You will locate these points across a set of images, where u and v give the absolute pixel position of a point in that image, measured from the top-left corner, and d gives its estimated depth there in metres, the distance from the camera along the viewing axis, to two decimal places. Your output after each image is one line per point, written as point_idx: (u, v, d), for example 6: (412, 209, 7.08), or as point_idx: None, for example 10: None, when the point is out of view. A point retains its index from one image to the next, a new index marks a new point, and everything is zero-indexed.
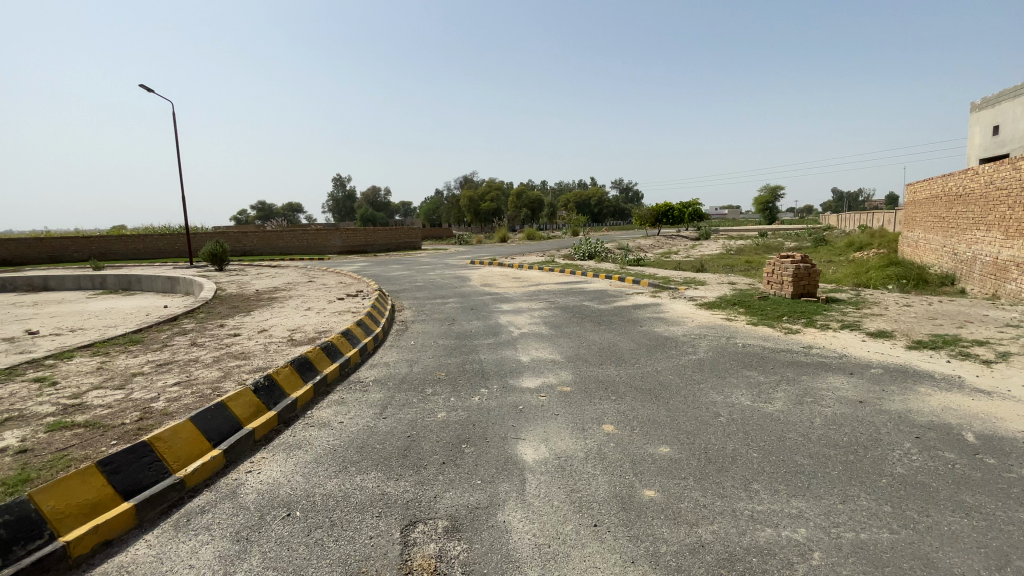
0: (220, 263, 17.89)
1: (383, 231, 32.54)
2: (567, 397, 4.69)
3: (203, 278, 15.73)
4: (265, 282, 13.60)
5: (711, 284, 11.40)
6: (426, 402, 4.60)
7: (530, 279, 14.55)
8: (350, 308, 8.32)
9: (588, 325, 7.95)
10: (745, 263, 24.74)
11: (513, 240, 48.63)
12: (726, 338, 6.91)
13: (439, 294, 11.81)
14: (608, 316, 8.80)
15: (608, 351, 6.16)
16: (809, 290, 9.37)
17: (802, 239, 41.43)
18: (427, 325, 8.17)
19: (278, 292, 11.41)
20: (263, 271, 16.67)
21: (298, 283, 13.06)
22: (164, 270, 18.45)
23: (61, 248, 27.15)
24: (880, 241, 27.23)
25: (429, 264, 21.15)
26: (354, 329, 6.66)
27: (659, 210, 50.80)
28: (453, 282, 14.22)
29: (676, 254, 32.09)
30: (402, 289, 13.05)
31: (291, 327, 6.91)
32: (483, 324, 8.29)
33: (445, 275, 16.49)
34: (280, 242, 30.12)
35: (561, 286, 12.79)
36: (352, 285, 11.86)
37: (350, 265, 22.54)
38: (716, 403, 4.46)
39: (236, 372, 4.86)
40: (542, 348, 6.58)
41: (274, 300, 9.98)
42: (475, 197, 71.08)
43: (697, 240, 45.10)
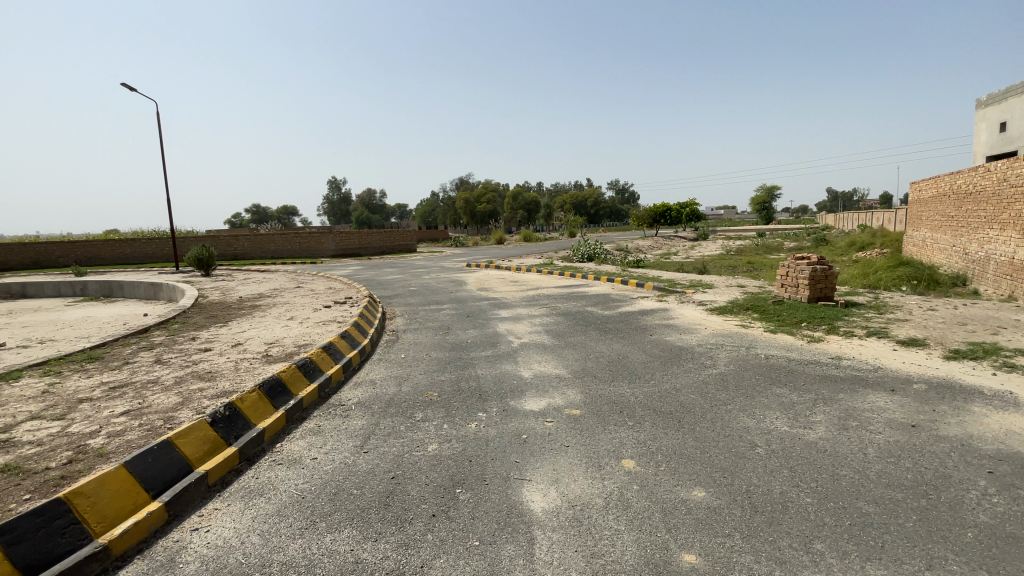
0: (206, 268, 17.20)
1: (377, 233, 31.87)
2: (577, 423, 4.08)
3: (187, 284, 15.05)
4: (251, 288, 12.94)
5: (719, 287, 10.83)
6: (415, 431, 3.98)
7: (529, 283, 13.96)
8: (336, 317, 7.69)
9: (593, 333, 7.36)
10: (746, 264, 24.25)
11: (510, 242, 48.02)
12: (746, 348, 6.32)
13: (433, 300, 11.20)
14: (614, 323, 8.20)
15: (619, 366, 5.55)
16: (826, 294, 8.80)
17: (801, 239, 41.02)
18: (419, 335, 7.55)
19: (262, 298, 10.77)
20: (250, 276, 16.00)
21: (285, 288, 12.42)
22: (148, 276, 17.74)
23: (46, 254, 26.37)
24: (883, 240, 26.76)
25: (424, 267, 20.53)
26: (338, 341, 6.04)
27: (656, 211, 50.33)
28: (448, 287, 13.61)
29: (675, 255, 31.57)
30: (394, 295, 12.42)
31: (268, 340, 6.28)
32: (480, 333, 7.67)
33: (440, 279, 15.88)
34: (271, 246, 29.42)
35: (562, 289, 12.20)
36: (341, 291, 11.23)
37: (342, 268, 21.88)
38: (750, 431, 3.85)
39: (197, 398, 4.23)
40: (545, 361, 5.98)
41: (256, 308, 9.35)
42: (471, 198, 70.48)
43: (695, 241, 44.61)
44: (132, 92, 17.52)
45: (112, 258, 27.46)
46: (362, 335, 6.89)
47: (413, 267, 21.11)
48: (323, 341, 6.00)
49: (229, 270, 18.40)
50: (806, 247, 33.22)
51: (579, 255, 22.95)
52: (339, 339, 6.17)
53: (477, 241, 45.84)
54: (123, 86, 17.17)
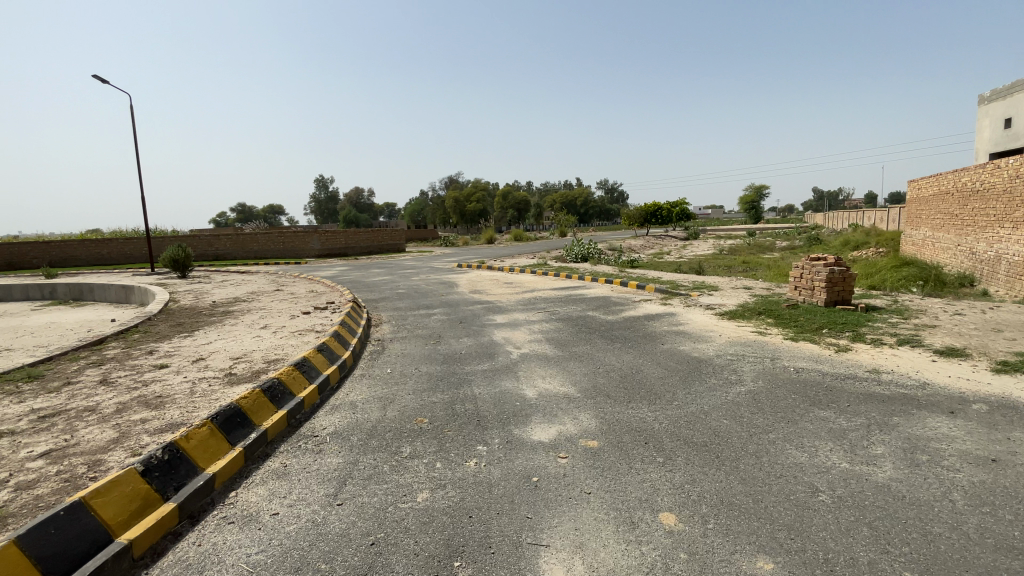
0: (182, 270, 16.30)
1: (364, 233, 30.97)
2: (596, 460, 3.41)
3: (160, 287, 14.15)
4: (228, 292, 12.11)
5: (727, 290, 10.25)
6: (402, 473, 3.28)
7: (524, 284, 13.27)
8: (315, 325, 6.95)
9: (599, 341, 6.72)
10: (743, 264, 23.81)
11: (501, 242, 47.31)
12: (770, 360, 5.72)
13: (422, 304, 10.47)
14: (620, 329, 7.55)
15: (635, 383, 4.89)
16: (844, 297, 8.23)
17: (794, 238, 40.88)
18: (408, 345, 6.84)
19: (237, 303, 9.98)
20: (229, 278, 15.14)
21: (264, 292, 11.61)
22: (121, 277, 16.76)
23: (16, 254, 25.20)
24: (879, 240, 26.50)
25: (413, 268, 19.76)
26: (314, 356, 5.30)
27: (648, 210, 49.94)
28: (439, 289, 12.89)
29: (669, 254, 31.19)
30: (382, 298, 11.68)
31: (235, 354, 5.54)
32: (474, 342, 6.97)
33: (431, 280, 15.14)
34: (254, 246, 28.44)
35: (560, 292, 11.54)
36: (323, 295, 10.47)
37: (327, 269, 21.02)
38: (805, 470, 3.26)
39: (136, 434, 3.48)
40: (550, 376, 5.29)
41: (229, 314, 8.57)
42: (461, 198, 69.61)
43: (687, 240, 44.27)
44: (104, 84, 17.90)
45: (86, 259, 26.34)
46: (343, 347, 6.16)
47: (401, 268, 20.32)
48: (297, 356, 5.25)
49: (207, 271, 17.50)
50: (800, 246, 32.95)
51: (573, 255, 22.32)
52: (315, 352, 5.43)
53: (467, 241, 45.05)
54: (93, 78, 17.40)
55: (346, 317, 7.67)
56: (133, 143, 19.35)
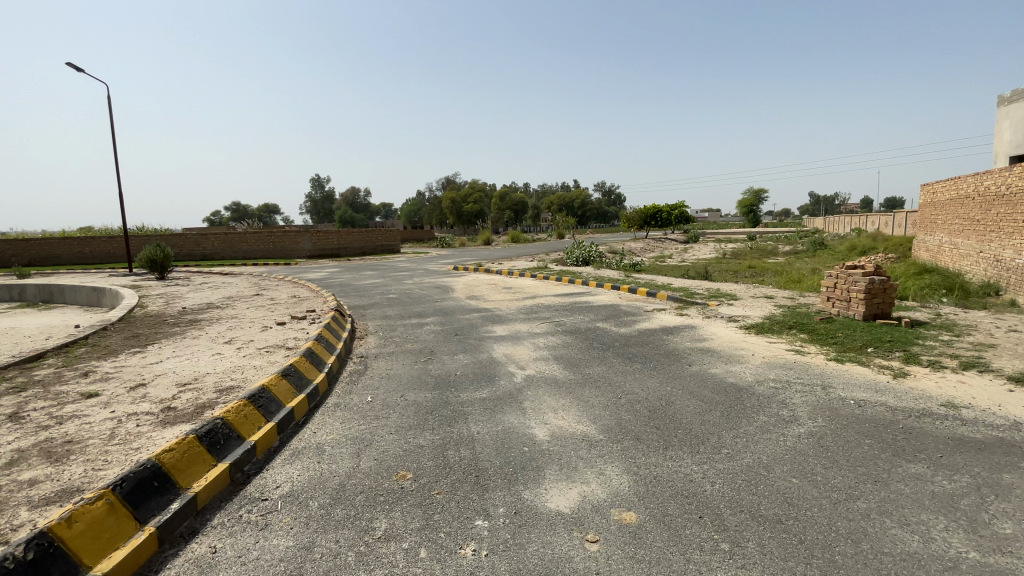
0: (160, 271, 15.32)
1: (357, 233, 29.96)
2: (639, 546, 2.51)
3: (133, 289, 13.17)
4: (203, 295, 11.15)
5: (748, 299, 9.37)
6: (373, 567, 2.37)
7: (525, 290, 12.36)
8: (287, 339, 6.02)
9: (615, 360, 5.81)
10: (749, 268, 23.02)
11: (497, 243, 46.43)
12: (822, 389, 4.83)
13: (413, 311, 9.55)
14: (637, 344, 6.65)
15: (669, 421, 4.00)
16: (884, 310, 7.38)
17: (796, 242, 40.16)
18: (394, 363, 5.90)
19: (209, 309, 9.02)
20: (209, 281, 14.17)
21: (242, 296, 10.66)
22: (95, 277, 15.77)
23: None
24: (887, 245, 25.75)
25: (407, 270, 18.83)
26: (276, 384, 4.37)
27: (648, 212, 49.16)
28: (432, 294, 11.96)
29: (670, 258, 30.42)
30: (370, 303, 10.77)
31: (183, 379, 4.60)
32: (471, 360, 6.03)
33: (424, 284, 14.22)
34: (243, 246, 27.45)
35: (564, 299, 10.63)
36: (305, 301, 9.53)
37: (317, 271, 20.05)
38: (927, 565, 2.39)
39: (11, 509, 2.56)
40: (563, 408, 4.39)
41: (195, 323, 7.62)
42: (457, 198, 68.67)
43: (687, 243, 43.47)
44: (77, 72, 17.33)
45: (67, 257, 25.33)
46: (317, 367, 5.23)
47: (394, 270, 19.36)
48: (254, 384, 4.32)
49: (188, 273, 16.52)
50: (805, 250, 32.16)
51: (573, 259, 21.40)
52: (277, 379, 4.49)
53: (463, 242, 44.11)
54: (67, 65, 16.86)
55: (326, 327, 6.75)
56: (111, 136, 18.36)
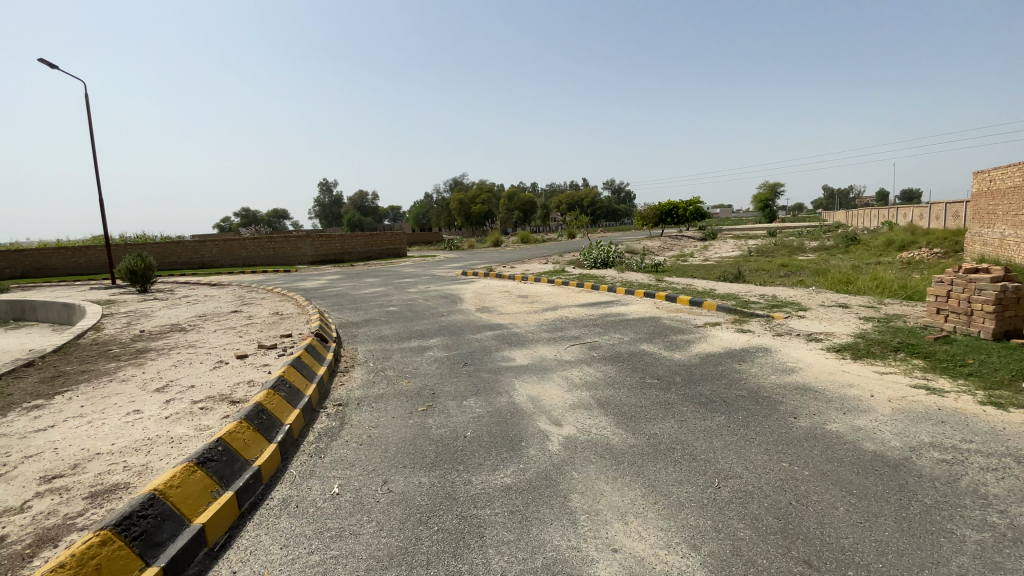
0: (141, 283, 13.97)
1: (361, 236, 28.57)
2: None
3: (106, 305, 11.79)
4: (176, 312, 9.69)
5: (821, 309, 7.67)
6: None
7: (545, 298, 10.76)
8: (237, 384, 4.47)
9: (686, 408, 4.20)
10: (782, 266, 21.16)
11: (507, 244, 44.90)
12: (1021, 468, 3.17)
13: (412, 330, 7.99)
14: (705, 378, 5.00)
15: (826, 553, 2.38)
16: (1018, 327, 5.71)
17: (822, 237, 38.08)
18: (382, 416, 4.32)
19: (170, 332, 7.54)
20: (192, 293, 12.76)
21: (218, 312, 9.18)
22: (73, 291, 14.46)
23: None
24: (930, 238, 23.78)
25: (412, 276, 17.30)
26: (180, 487, 2.68)
27: (662, 209, 47.26)
28: (438, 306, 10.39)
29: (691, 256, 28.67)
30: (366, 319, 9.23)
31: (54, 468, 3.07)
32: (486, 407, 4.43)
33: (430, 293, 12.68)
34: (242, 252, 26.22)
35: (592, 310, 9.00)
36: (287, 320, 8.01)
37: (315, 278, 18.64)
38: None
39: None
40: (636, 509, 2.78)
41: (142, 353, 6.14)
42: (465, 199, 67.31)
43: (705, 241, 41.59)
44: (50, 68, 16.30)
45: (61, 268, 24.38)
46: (265, 434, 3.56)
47: (397, 276, 17.82)
48: (142, 491, 2.63)
49: (174, 284, 15.17)
50: (835, 245, 30.19)
51: (591, 260, 19.72)
52: (187, 472, 2.81)
53: (472, 243, 42.67)
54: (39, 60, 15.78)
55: (296, 360, 5.09)
56: (91, 138, 17.05)
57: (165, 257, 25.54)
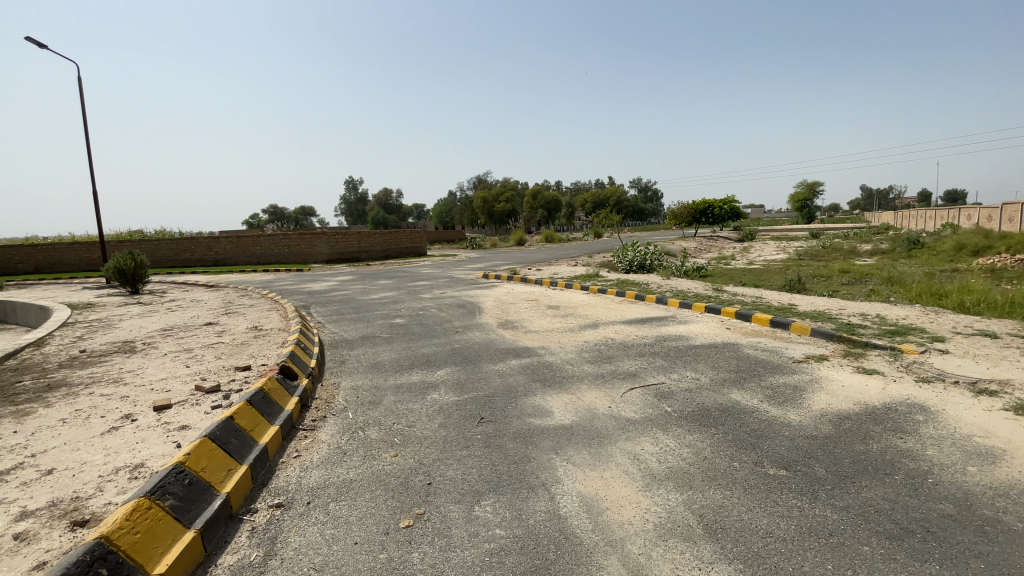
0: (131, 283, 12.67)
1: (380, 234, 27.20)
2: None
3: (83, 308, 10.49)
4: (145, 322, 8.22)
5: (966, 341, 5.64)
6: None
7: (581, 310, 8.93)
8: (107, 482, 2.78)
9: (871, 554, 2.37)
10: (843, 273, 18.76)
11: (532, 244, 43.25)
12: None
13: (417, 354, 6.28)
14: (863, 475, 3.10)
15: None
16: None
17: (873, 240, 35.05)
18: (339, 536, 2.59)
19: (115, 352, 5.99)
20: (180, 297, 11.38)
21: (189, 324, 7.64)
22: (63, 290, 13.32)
23: (4, 259, 23.17)
24: (1010, 242, 20.96)
25: (429, 279, 15.66)
26: None
27: (696, 207, 44.71)
28: (452, 318, 8.66)
29: (732, 258, 26.33)
30: (365, 334, 7.57)
31: None
32: (511, 525, 2.65)
33: (446, 300, 10.99)
34: (256, 249, 25.16)
35: (644, 331, 7.14)
36: (260, 338, 6.38)
37: (325, 279, 17.23)
38: None
39: None
40: None
41: (49, 390, 4.57)
42: (488, 197, 65.92)
43: (743, 242, 39.07)
44: (41, 47, 15.43)
45: (75, 262, 23.82)
46: None
47: (412, 278, 16.20)
48: None
49: (169, 284, 13.88)
50: (894, 249, 27.39)
51: (627, 262, 17.77)
52: None
53: (494, 242, 41.14)
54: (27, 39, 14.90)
55: (225, 424, 3.35)
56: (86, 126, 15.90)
57: (179, 254, 24.72)
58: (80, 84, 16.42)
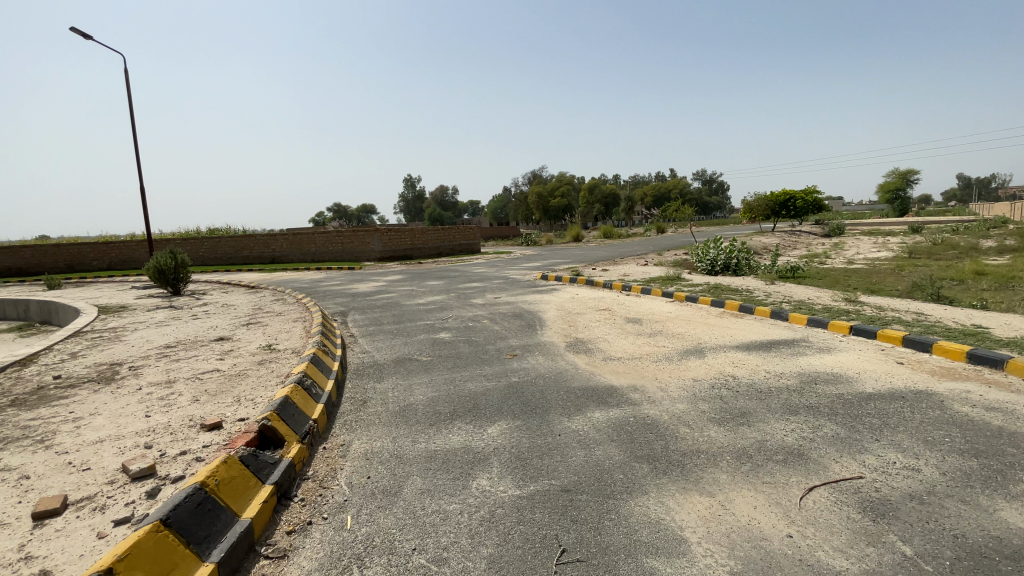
0: (170, 283, 11.93)
1: (434, 231, 26.13)
2: None
3: (113, 311, 9.69)
4: (159, 331, 7.14)
5: None
6: None
7: (674, 327, 7.02)
8: None
9: None
10: (979, 276, 15.48)
11: (590, 240, 41.05)
12: None
13: (463, 393, 4.60)
14: None
15: None
16: None
17: (995, 235, 30.06)
18: None
19: (91, 380, 4.78)
20: (216, 300, 10.44)
21: (199, 339, 6.43)
22: (109, 290, 12.87)
23: (80, 256, 24.02)
24: None
25: (483, 280, 14.13)
26: None
27: (775, 199, 40.72)
28: (509, 333, 6.95)
29: (825, 257, 23.09)
30: (402, 355, 6.03)
31: None
32: None
33: (502, 307, 9.37)
34: (310, 247, 24.70)
35: (777, 367, 5.12)
36: (264, 364, 4.94)
37: (374, 279, 16.15)
38: None
39: None
40: None
41: None
42: (545, 192, 64.10)
43: (831, 238, 34.96)
44: (88, 40, 15.13)
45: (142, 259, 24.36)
46: None
47: (465, 279, 14.74)
48: None
49: (212, 285, 13.14)
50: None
51: (708, 262, 15.48)
52: None
53: (552, 238, 39.32)
54: (73, 31, 14.64)
55: None
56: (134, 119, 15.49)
57: (238, 251, 24.80)
58: (128, 77, 16.01)
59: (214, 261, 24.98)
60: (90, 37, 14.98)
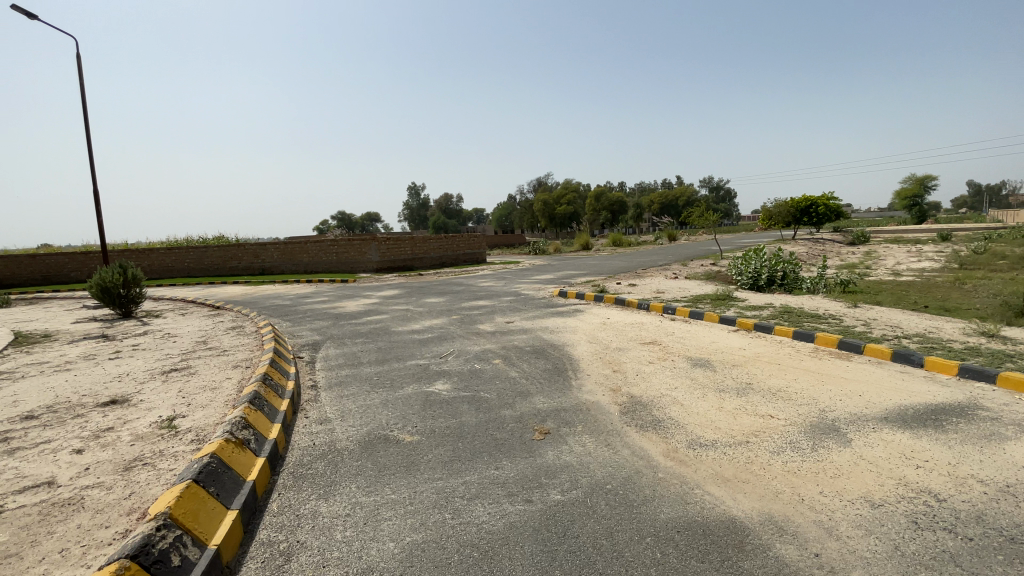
0: (118, 304, 10.01)
1: (436, 240, 24.23)
2: None
3: (27, 342, 7.73)
4: (46, 382, 5.19)
5: None
6: None
7: (763, 377, 4.97)
8: None
9: None
10: None
11: (601, 248, 38.98)
12: None
13: (469, 536, 2.51)
14: None
15: None
16: None
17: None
18: None
19: None
20: (163, 326, 8.48)
21: (85, 398, 4.46)
22: (52, 311, 10.96)
23: (57, 267, 22.27)
24: None
25: (492, 297, 12.12)
26: None
27: (796, 205, 38.54)
28: (532, 386, 4.92)
29: (867, 267, 20.96)
30: (376, 428, 3.96)
31: None
32: None
33: (518, 337, 7.36)
34: (303, 257, 22.81)
35: (991, 477, 3.04)
36: (128, 473, 2.93)
37: (366, 295, 14.20)
38: None
39: None
40: None
41: None
42: (550, 198, 62.26)
43: (859, 246, 32.73)
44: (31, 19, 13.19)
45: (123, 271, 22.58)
46: None
47: (470, 295, 12.76)
48: None
49: (173, 304, 11.19)
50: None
51: (750, 276, 13.43)
52: None
53: (560, 246, 37.33)
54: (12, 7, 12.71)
55: None
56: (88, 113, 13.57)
57: (226, 262, 22.99)
58: (81, 66, 14.09)
59: (201, 273, 23.23)
60: (34, 17, 13.09)
